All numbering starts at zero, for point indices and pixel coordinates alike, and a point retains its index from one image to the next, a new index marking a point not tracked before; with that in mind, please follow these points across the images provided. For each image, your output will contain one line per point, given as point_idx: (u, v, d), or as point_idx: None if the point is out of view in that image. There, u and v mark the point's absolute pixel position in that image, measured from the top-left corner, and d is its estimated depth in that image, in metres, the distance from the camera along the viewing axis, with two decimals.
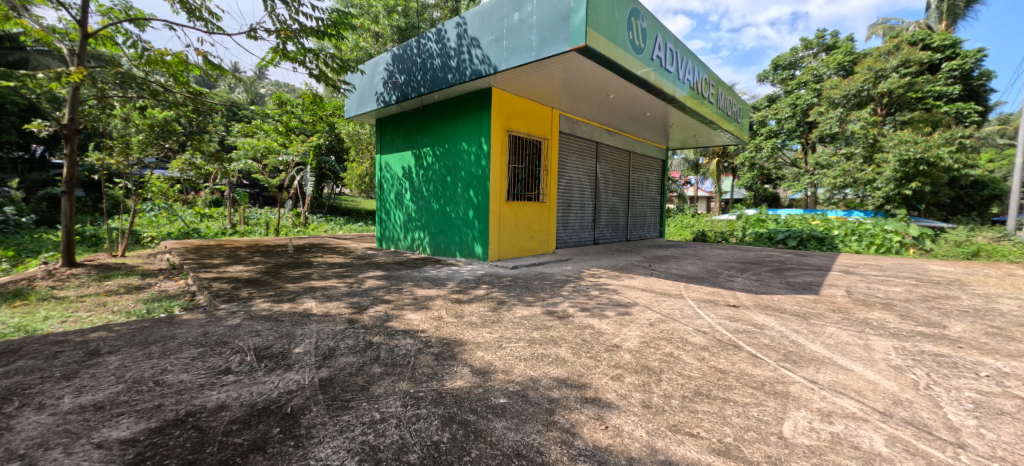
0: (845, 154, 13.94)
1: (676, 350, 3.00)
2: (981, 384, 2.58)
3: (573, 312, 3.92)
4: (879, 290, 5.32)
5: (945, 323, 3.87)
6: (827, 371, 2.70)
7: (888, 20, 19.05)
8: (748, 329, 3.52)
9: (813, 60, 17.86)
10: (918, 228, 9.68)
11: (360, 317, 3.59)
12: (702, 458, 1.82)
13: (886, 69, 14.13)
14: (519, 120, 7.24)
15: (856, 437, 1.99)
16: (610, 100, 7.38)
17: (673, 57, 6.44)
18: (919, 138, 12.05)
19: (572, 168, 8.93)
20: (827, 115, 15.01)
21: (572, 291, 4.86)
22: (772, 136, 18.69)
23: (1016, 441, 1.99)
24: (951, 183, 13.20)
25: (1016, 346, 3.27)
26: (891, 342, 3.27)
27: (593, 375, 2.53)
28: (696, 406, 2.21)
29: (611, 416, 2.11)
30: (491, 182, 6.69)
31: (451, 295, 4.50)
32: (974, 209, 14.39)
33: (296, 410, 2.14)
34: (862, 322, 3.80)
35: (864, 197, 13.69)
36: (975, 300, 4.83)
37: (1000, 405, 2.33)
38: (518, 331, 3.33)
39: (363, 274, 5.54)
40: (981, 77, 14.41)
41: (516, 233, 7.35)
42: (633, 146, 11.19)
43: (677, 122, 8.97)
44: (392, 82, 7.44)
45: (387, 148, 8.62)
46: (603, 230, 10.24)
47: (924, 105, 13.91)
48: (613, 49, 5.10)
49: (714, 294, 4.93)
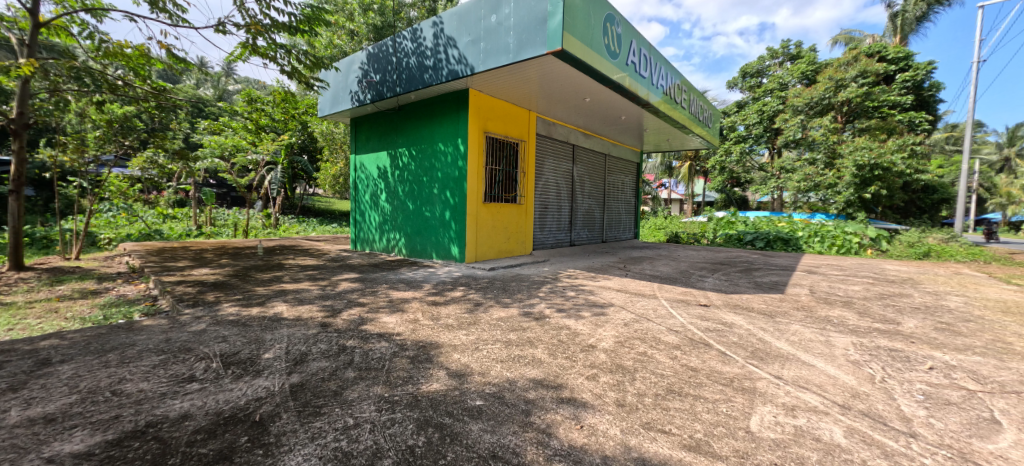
0: (808, 160, 14.61)
1: (650, 349, 3.07)
2: (932, 376, 2.74)
3: (550, 313, 3.96)
4: (839, 289, 5.59)
5: (899, 319, 4.09)
6: (792, 367, 2.81)
7: (849, 32, 20.04)
8: (717, 327, 3.65)
9: (779, 68, 18.57)
10: (875, 229, 10.25)
11: (333, 320, 3.51)
12: (673, 454, 1.85)
13: (846, 78, 14.77)
14: (496, 121, 7.23)
15: (818, 429, 2.07)
16: (587, 104, 7.50)
17: (647, 62, 6.61)
18: (875, 145, 12.87)
19: (549, 170, 9.02)
20: (791, 122, 15.68)
21: (549, 293, 4.91)
22: (741, 141, 19.30)
23: (961, 429, 2.12)
24: (903, 187, 14.12)
25: (962, 340, 3.49)
26: (850, 338, 3.45)
27: (569, 375, 2.56)
28: (669, 404, 2.26)
29: (586, 415, 2.12)
30: (469, 183, 6.68)
31: (428, 298, 4.46)
32: (925, 212, 15.33)
33: (265, 417, 2.08)
34: (824, 319, 3.99)
35: (827, 201, 14.36)
36: (925, 298, 5.15)
37: (947, 396, 2.48)
38: (495, 333, 3.33)
39: (337, 277, 5.43)
40: (930, 88, 15.37)
41: (493, 234, 7.35)
42: (609, 149, 11.38)
43: (652, 126, 9.18)
44: (367, 81, 7.32)
45: (362, 149, 8.46)
46: (579, 232, 10.38)
47: (880, 113, 14.69)
48: (588, 52, 5.16)
49: (687, 294, 5.06)
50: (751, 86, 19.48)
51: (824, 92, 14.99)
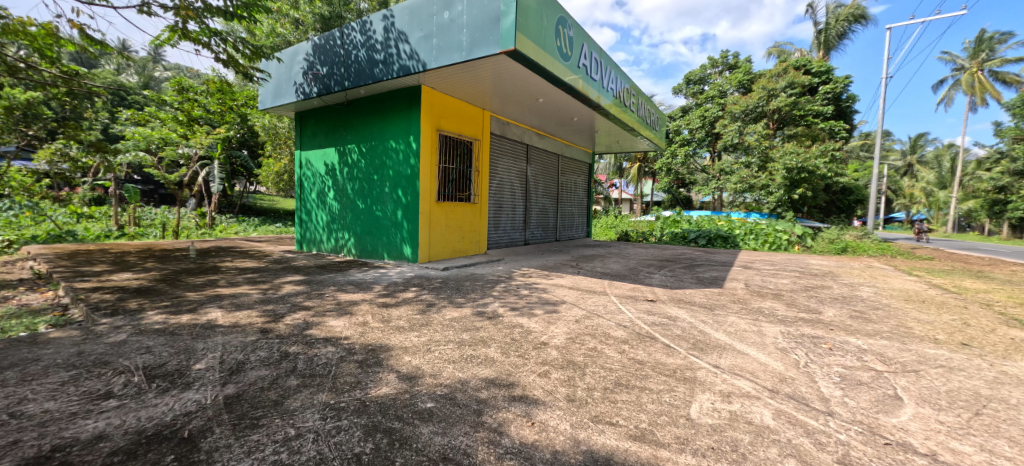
0: (744, 163, 15.68)
1: (599, 344, 3.16)
2: (847, 359, 3.03)
3: (503, 312, 3.98)
4: (770, 282, 6.05)
5: (820, 309, 4.50)
6: (728, 356, 3.01)
7: (780, 45, 21.66)
8: (662, 321, 3.82)
9: (719, 77, 19.75)
10: (801, 228, 11.20)
11: (275, 326, 3.32)
12: (620, 445, 1.90)
13: (777, 88, 15.97)
14: (449, 119, 7.15)
15: (750, 413, 2.21)
16: (540, 104, 7.59)
17: (598, 66, 6.80)
18: (802, 150, 14.04)
19: (503, 169, 9.05)
20: (730, 127, 16.72)
21: (502, 291, 4.92)
22: (685, 144, 20.33)
23: (870, 406, 2.35)
24: (825, 189, 15.50)
25: (872, 326, 3.90)
26: (779, 327, 3.74)
27: (521, 373, 2.58)
28: (616, 396, 2.33)
29: (538, 411, 2.15)
30: (421, 182, 6.56)
31: (378, 299, 4.33)
32: (843, 211, 16.92)
33: (195, 433, 1.93)
34: (757, 311, 4.30)
35: (760, 201, 15.47)
36: (843, 289, 5.69)
37: (859, 377, 2.75)
38: (448, 334, 3.29)
39: (279, 280, 5.13)
40: (847, 100, 16.99)
41: (447, 233, 7.27)
42: (562, 149, 11.60)
43: (603, 128, 9.46)
44: (313, 73, 6.98)
45: (308, 144, 8.06)
46: (533, 231, 10.49)
47: (806, 121, 16.02)
48: (541, 53, 5.22)
49: (635, 290, 5.26)
50: (694, 92, 20.56)
51: (758, 100, 16.12)
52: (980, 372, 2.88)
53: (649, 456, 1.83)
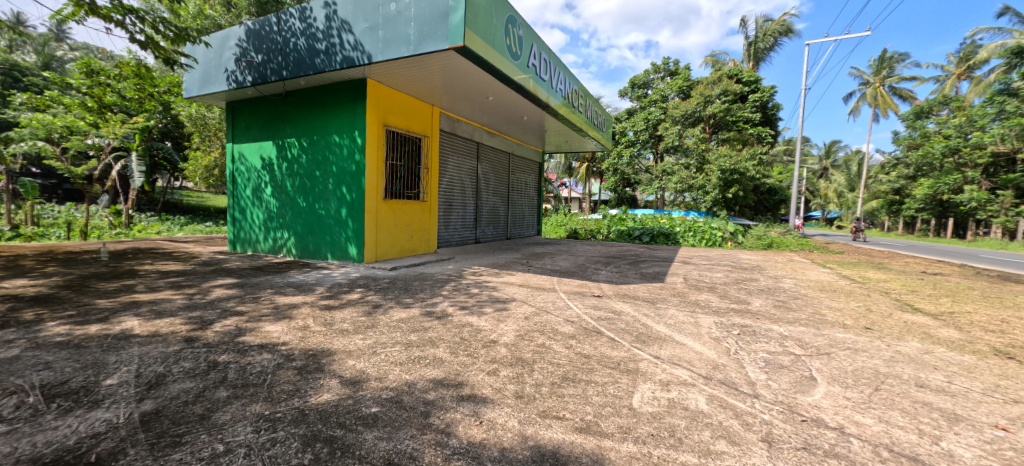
0: (683, 165, 16.62)
1: (547, 340, 3.22)
2: (770, 345, 3.31)
3: (452, 311, 3.93)
4: (706, 276, 6.46)
5: (749, 300, 4.88)
6: (668, 347, 3.17)
7: (716, 54, 23.13)
8: (608, 315, 3.97)
9: (661, 82, 20.75)
10: (734, 225, 12.06)
11: (202, 334, 3.06)
12: (566, 438, 1.94)
13: (712, 95, 17.04)
14: (396, 114, 6.94)
15: (686, 400, 2.35)
16: (490, 102, 7.58)
17: (547, 66, 6.91)
18: (734, 153, 15.11)
19: (453, 167, 8.94)
20: (671, 130, 17.63)
21: (452, 290, 4.87)
22: (630, 146, 21.17)
23: (789, 387, 2.58)
24: (754, 189, 16.78)
25: (792, 314, 4.29)
26: (713, 318, 4.00)
27: (470, 372, 2.56)
28: (563, 391, 2.39)
29: (486, 410, 2.15)
30: (367, 178, 6.33)
31: (320, 302, 4.13)
32: (769, 210, 18.43)
33: (105, 457, 1.74)
34: (694, 303, 4.58)
35: (698, 200, 16.47)
36: (769, 281, 6.20)
37: (781, 360, 3.01)
38: (395, 335, 3.21)
39: (208, 283, 4.75)
40: (773, 108, 18.51)
41: (394, 232, 7.07)
42: (513, 148, 11.66)
43: (552, 128, 9.61)
44: (246, 60, 6.51)
45: (241, 137, 7.51)
46: (484, 229, 10.46)
47: (737, 127, 17.22)
48: (490, 51, 5.21)
49: (583, 286, 5.41)
50: (638, 96, 21.46)
51: (695, 106, 17.13)
52: (879, 352, 3.26)
53: (594, 446, 1.88)
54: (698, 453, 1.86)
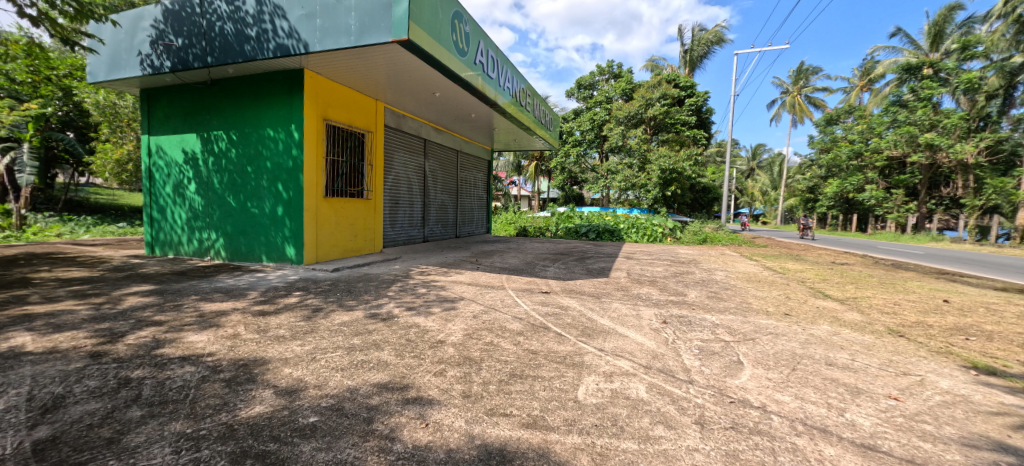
0: (627, 164, 17.34)
1: (496, 338, 3.23)
2: (704, 334, 3.54)
3: (399, 312, 3.83)
4: (648, 270, 6.79)
5: (685, 291, 5.19)
6: (611, 339, 3.29)
7: (656, 60, 24.32)
8: (555, 311, 4.05)
9: (606, 84, 21.46)
10: (673, 222, 12.77)
11: (112, 348, 2.75)
12: (513, 434, 1.95)
13: (653, 98, 17.88)
14: (337, 108, 6.62)
15: (628, 389, 2.45)
16: (436, 98, 7.45)
17: (494, 64, 6.90)
18: (673, 154, 15.98)
19: (399, 164, 8.69)
20: (615, 131, 18.30)
21: (399, 291, 4.74)
22: (577, 145, 21.72)
23: (720, 372, 2.77)
24: (691, 188, 17.85)
25: (723, 304, 4.61)
26: (654, 310, 4.21)
27: (416, 374, 2.51)
28: (511, 387, 2.40)
29: (433, 412, 2.11)
30: (306, 175, 5.99)
31: (253, 308, 3.85)
32: (704, 207, 19.70)
33: None
34: (636, 296, 4.79)
35: (640, 198, 17.26)
36: (703, 273, 6.63)
37: (713, 347, 3.22)
38: (336, 340, 3.07)
39: (121, 291, 4.27)
40: (707, 111, 19.77)
41: (336, 231, 6.75)
42: (461, 145, 11.54)
43: (500, 126, 9.63)
44: (164, 43, 5.91)
45: (159, 129, 6.83)
46: (432, 227, 10.28)
47: (675, 129, 18.22)
48: (436, 46, 5.11)
49: (531, 283, 5.48)
50: (584, 97, 22.06)
51: (638, 108, 17.89)
52: (796, 336, 3.59)
53: (540, 441, 1.91)
54: (638, 440, 1.94)
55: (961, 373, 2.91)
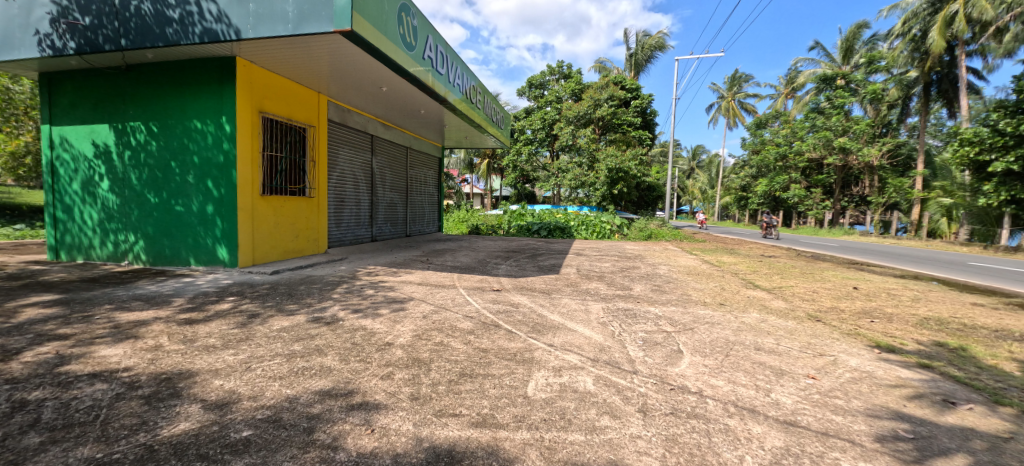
0: (577, 163, 17.75)
1: (446, 338, 3.19)
2: (647, 325, 3.70)
3: (344, 315, 3.68)
4: (596, 266, 7.00)
5: (631, 285, 5.41)
6: (561, 334, 3.36)
7: (603, 62, 25.06)
8: (506, 308, 4.07)
9: (556, 84, 21.83)
10: (620, 219, 13.26)
11: (5, 367, 2.42)
12: (462, 434, 1.94)
13: (601, 99, 18.41)
14: (274, 100, 6.23)
15: (576, 383, 2.51)
16: (383, 93, 7.22)
17: (443, 59, 6.78)
18: (620, 153, 16.58)
19: (344, 160, 8.34)
20: (565, 130, 18.66)
21: (344, 293, 4.56)
22: (529, 143, 21.93)
23: (662, 361, 2.91)
24: (637, 186, 18.61)
25: (666, 296, 4.85)
26: (602, 304, 4.35)
27: (362, 379, 2.42)
28: (461, 387, 2.38)
29: (379, 417, 2.04)
30: (239, 172, 5.59)
31: (179, 316, 3.54)
32: (649, 205, 20.61)
33: None
34: (585, 291, 4.92)
35: (590, 196, 17.75)
36: (648, 268, 6.94)
37: (656, 338, 3.38)
38: (275, 346, 2.90)
39: (16, 302, 3.77)
40: (651, 113, 20.67)
41: (275, 231, 6.36)
42: (410, 142, 11.27)
43: (451, 123, 9.50)
44: (67, 22, 5.26)
45: (63, 118, 6.09)
46: (381, 226, 9.97)
47: (622, 129, 18.89)
48: (381, 38, 4.94)
49: (483, 281, 5.47)
50: (535, 96, 22.30)
51: (586, 108, 18.35)
52: (730, 324, 3.85)
53: (489, 439, 1.91)
54: (585, 431, 1.99)
55: (867, 351, 3.26)
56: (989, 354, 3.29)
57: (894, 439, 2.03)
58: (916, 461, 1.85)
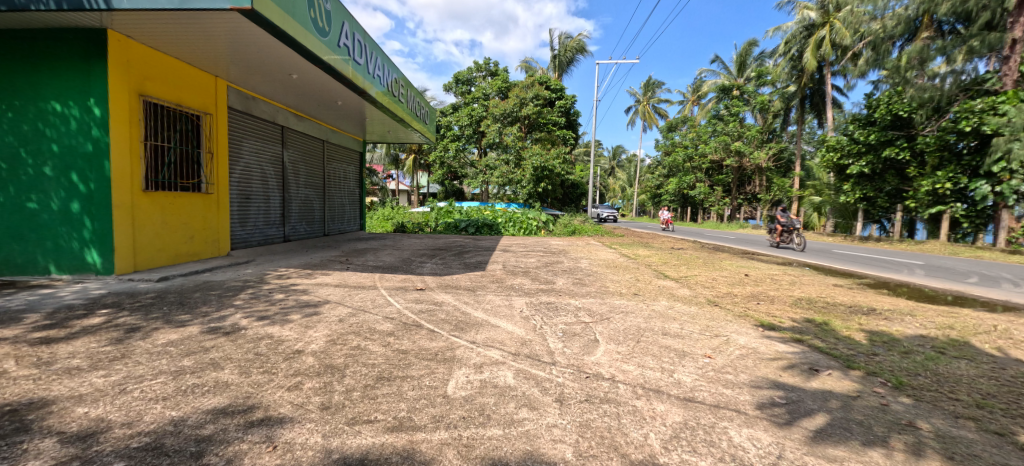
0: (504, 160, 17.99)
1: (363, 341, 3.04)
2: (567, 317, 3.85)
3: (247, 323, 3.36)
4: (522, 261, 7.13)
5: (554, 280, 5.59)
6: (484, 331, 3.37)
7: (529, 61, 25.52)
8: (429, 307, 3.99)
9: (483, 81, 21.79)
10: (546, 215, 13.65)
11: None
12: (375, 441, 1.86)
13: (526, 97, 18.71)
14: (157, 82, 5.45)
15: (496, 378, 2.53)
16: (293, 81, 6.66)
17: (361, 48, 6.43)
18: (545, 151, 17.03)
19: (248, 153, 7.57)
20: (492, 127, 18.76)
21: (249, 299, 4.16)
22: (455, 139, 21.64)
23: (579, 351, 3.05)
24: (561, 184, 19.26)
25: (586, 289, 5.08)
26: (525, 299, 4.44)
27: (265, 392, 2.23)
28: (377, 392, 2.29)
29: (283, 431, 1.89)
30: (114, 164, 4.82)
31: (33, 334, 2.98)
32: (573, 202, 21.46)
33: None
34: (510, 287, 4.99)
35: (517, 193, 18.03)
36: (572, 262, 7.22)
37: (575, 330, 3.52)
38: (161, 363, 2.56)
39: None
40: (574, 114, 21.49)
41: (162, 232, 5.59)
42: (327, 135, 10.57)
43: (371, 116, 9.06)
44: None
45: None
46: (294, 225, 9.23)
47: (547, 128, 19.40)
48: (288, 21, 4.55)
49: (406, 280, 5.31)
50: (462, 92, 22.06)
51: (512, 106, 18.59)
52: (641, 312, 4.15)
53: (405, 442, 1.86)
54: (503, 425, 2.02)
55: (752, 330, 3.70)
56: (844, 326, 3.91)
57: (771, 405, 2.32)
58: (787, 423, 2.13)
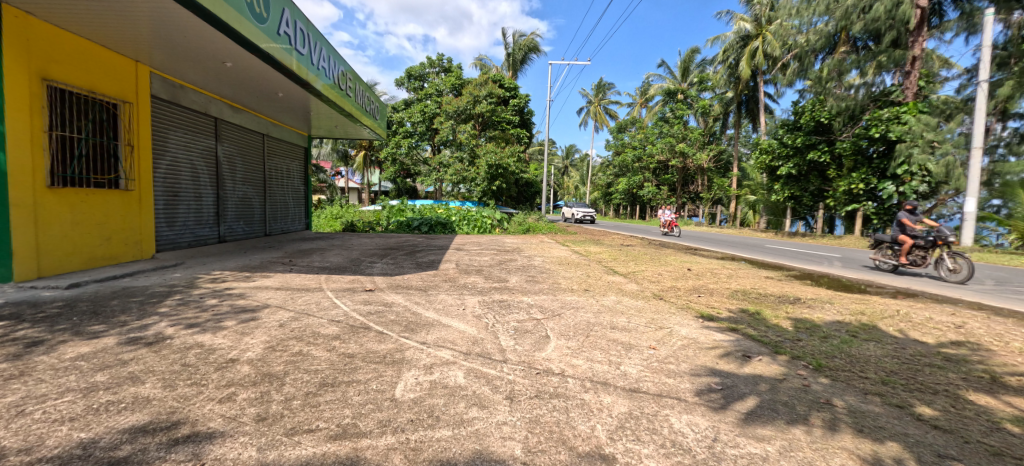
0: (458, 158, 17.91)
1: (305, 346, 2.89)
2: (520, 315, 3.87)
3: (174, 332, 3.09)
4: (475, 260, 7.09)
5: (507, 278, 5.60)
6: (435, 331, 3.31)
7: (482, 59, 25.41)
8: (378, 309, 3.87)
9: (436, 77, 21.41)
10: (500, 213, 13.70)
11: None
12: (316, 451, 1.77)
13: (480, 95, 18.62)
14: (65, 65, 4.88)
15: (447, 378, 2.50)
16: (227, 69, 6.20)
17: (304, 38, 6.10)
18: (499, 150, 17.07)
19: (176, 146, 6.96)
20: (445, 125, 18.62)
21: (176, 305, 3.83)
22: (408, 136, 21.10)
23: (530, 348, 3.07)
24: (516, 182, 19.35)
25: (539, 286, 5.13)
26: (478, 297, 4.41)
27: (193, 405, 2.06)
28: (320, 399, 2.18)
29: (212, 447, 1.76)
30: (10, 156, 4.26)
31: None
32: (527, 200, 21.64)
33: None
34: (462, 286, 4.94)
35: (471, 191, 17.91)
36: (526, 260, 7.27)
37: (527, 327, 3.55)
38: (68, 379, 2.29)
39: None
40: (528, 112, 21.66)
41: (72, 233, 5.01)
42: (268, 128, 9.94)
43: (316, 110, 8.62)
44: None
45: None
46: (231, 225, 8.61)
47: (501, 126, 19.43)
48: (220, 4, 4.22)
49: (353, 281, 5.11)
50: (415, 88, 21.57)
51: (465, 104, 18.45)
52: (590, 307, 4.25)
53: (349, 450, 1.78)
54: (452, 426, 1.99)
55: (693, 321, 3.91)
56: (773, 315, 4.22)
57: (708, 391, 2.46)
58: (722, 407, 2.27)
